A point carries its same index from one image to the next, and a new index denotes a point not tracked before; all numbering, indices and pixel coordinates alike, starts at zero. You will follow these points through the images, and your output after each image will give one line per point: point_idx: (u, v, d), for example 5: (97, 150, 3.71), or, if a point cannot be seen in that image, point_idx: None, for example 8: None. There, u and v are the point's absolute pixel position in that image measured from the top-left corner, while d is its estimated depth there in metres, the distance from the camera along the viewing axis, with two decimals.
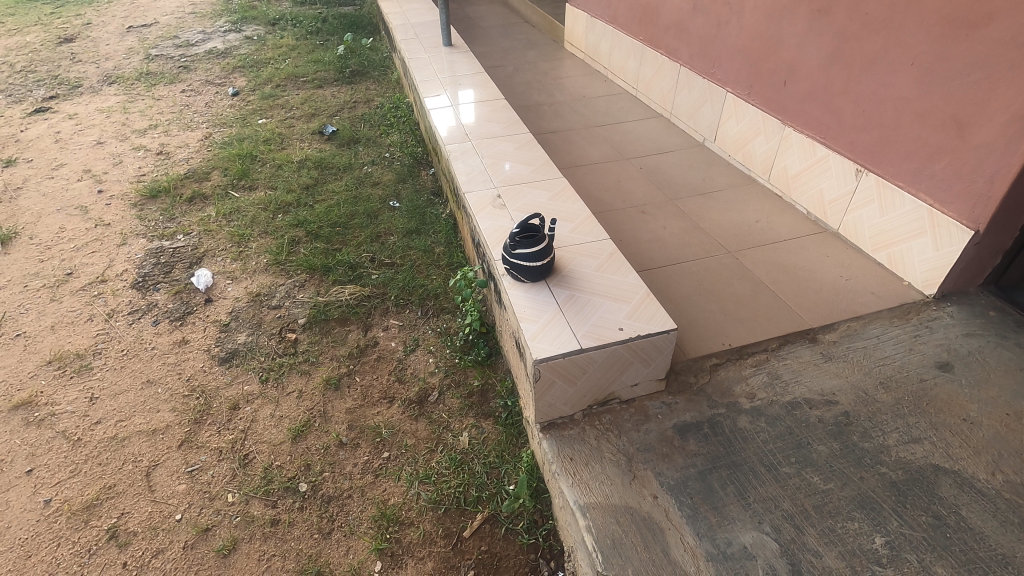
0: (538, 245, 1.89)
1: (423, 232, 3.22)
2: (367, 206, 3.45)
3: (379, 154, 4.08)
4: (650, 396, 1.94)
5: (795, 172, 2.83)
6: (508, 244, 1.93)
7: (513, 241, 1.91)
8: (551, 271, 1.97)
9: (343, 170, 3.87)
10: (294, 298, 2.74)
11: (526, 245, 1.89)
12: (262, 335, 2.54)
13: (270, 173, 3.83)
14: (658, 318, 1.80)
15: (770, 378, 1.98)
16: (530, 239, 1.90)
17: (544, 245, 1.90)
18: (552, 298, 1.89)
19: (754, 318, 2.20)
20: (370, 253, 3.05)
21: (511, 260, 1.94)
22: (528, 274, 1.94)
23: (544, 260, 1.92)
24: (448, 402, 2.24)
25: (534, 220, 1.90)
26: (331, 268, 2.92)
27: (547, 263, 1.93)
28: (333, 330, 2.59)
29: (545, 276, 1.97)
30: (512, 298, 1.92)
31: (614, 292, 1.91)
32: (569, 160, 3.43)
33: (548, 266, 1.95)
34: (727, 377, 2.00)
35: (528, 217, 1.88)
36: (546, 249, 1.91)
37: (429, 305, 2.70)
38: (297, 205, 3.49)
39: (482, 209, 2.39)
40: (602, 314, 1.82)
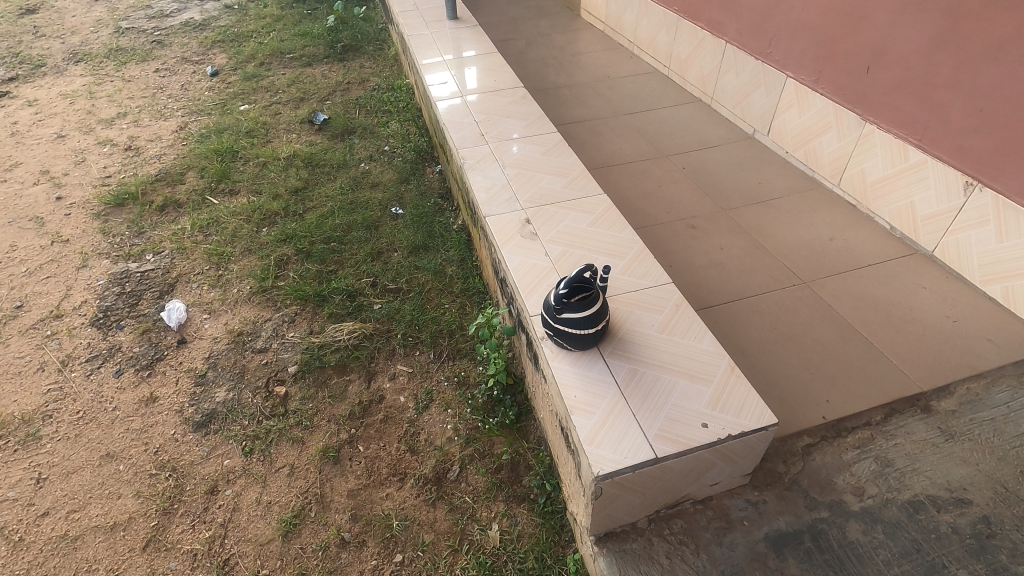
0: (589, 309, 1.45)
1: (432, 248, 2.77)
2: (366, 215, 2.98)
3: (377, 147, 3.58)
4: (730, 492, 1.54)
5: (877, 178, 2.37)
6: (551, 305, 1.49)
7: (559, 303, 1.46)
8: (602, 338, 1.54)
9: (337, 168, 3.39)
10: (282, 339, 2.31)
11: (574, 307, 1.45)
12: (245, 390, 2.12)
13: (254, 174, 3.34)
14: (750, 408, 1.38)
15: (880, 465, 1.58)
16: (582, 300, 1.47)
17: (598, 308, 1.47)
18: (610, 376, 1.46)
19: (848, 377, 1.77)
20: (370, 277, 2.61)
21: (555, 325, 1.50)
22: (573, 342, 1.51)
23: (594, 327, 1.48)
24: (472, 480, 1.85)
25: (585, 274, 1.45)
26: (326, 298, 2.49)
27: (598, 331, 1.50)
28: (329, 381, 2.17)
29: (598, 343, 1.53)
30: (558, 375, 1.48)
31: (688, 367, 1.48)
32: (599, 157, 2.94)
33: (600, 334, 1.51)
34: (825, 464, 1.59)
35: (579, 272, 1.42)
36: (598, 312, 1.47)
37: (442, 346, 2.28)
38: (285, 214, 3.03)
39: (509, 240, 1.94)
40: (677, 401, 1.40)
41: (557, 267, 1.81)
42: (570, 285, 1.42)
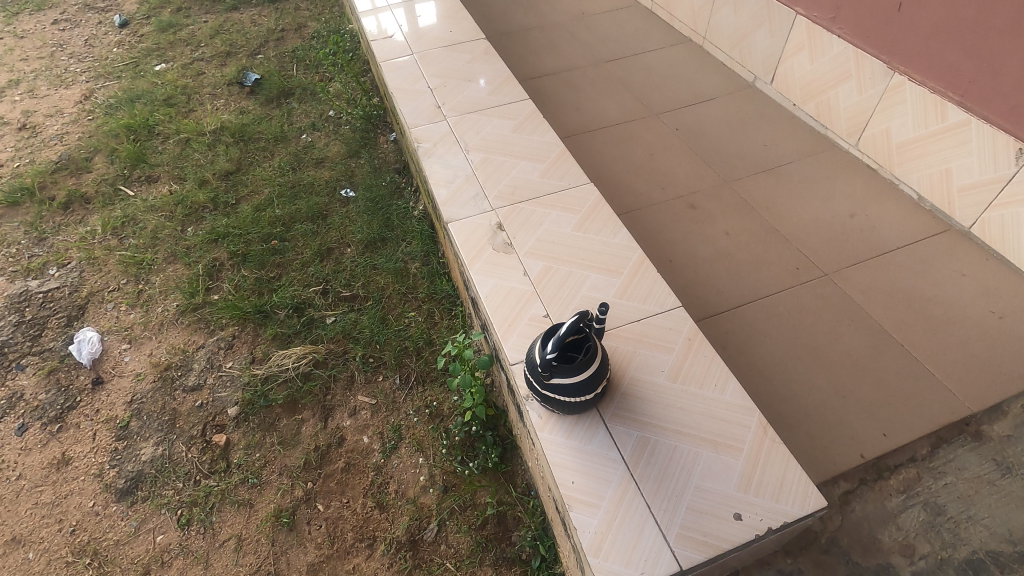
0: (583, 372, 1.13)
1: (390, 242, 2.38)
2: (311, 203, 2.55)
3: (320, 113, 3.07)
4: (758, 561, 1.30)
5: (905, 140, 2.02)
6: (537, 375, 1.16)
7: (544, 374, 1.13)
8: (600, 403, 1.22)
9: (274, 143, 2.90)
10: (218, 371, 1.96)
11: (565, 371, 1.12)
12: (177, 442, 1.79)
13: (175, 155, 2.84)
14: (790, 486, 1.10)
15: (930, 515, 1.34)
16: (571, 362, 1.13)
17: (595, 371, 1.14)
18: (614, 452, 1.16)
19: (885, 400, 1.51)
20: (320, 284, 2.23)
21: (547, 396, 1.18)
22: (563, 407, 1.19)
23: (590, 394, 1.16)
24: (453, 541, 1.58)
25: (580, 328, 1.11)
26: (268, 314, 2.12)
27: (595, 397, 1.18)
28: (278, 422, 1.85)
29: (597, 405, 1.22)
30: (549, 454, 1.17)
31: (711, 430, 1.18)
32: (579, 120, 2.52)
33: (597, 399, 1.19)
34: (868, 516, 1.35)
35: (573, 327, 1.08)
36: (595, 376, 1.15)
37: (409, 368, 1.96)
38: (215, 204, 2.57)
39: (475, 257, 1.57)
40: (700, 483, 1.11)
41: (539, 291, 1.46)
42: (560, 344, 1.09)
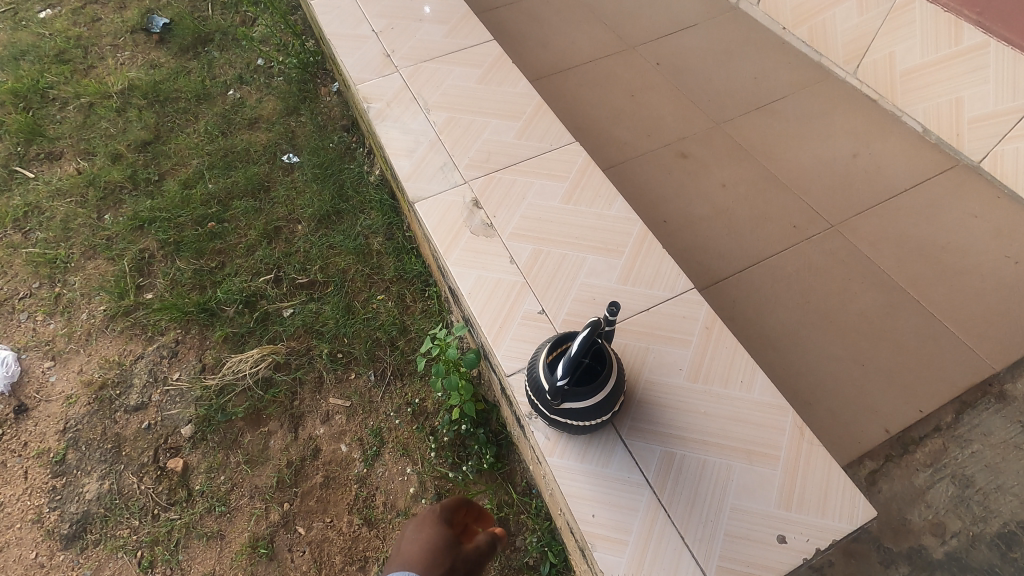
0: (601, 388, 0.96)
1: (346, 214, 2.10)
2: (248, 173, 2.21)
3: (246, 62, 2.65)
4: None
5: (910, 67, 1.82)
6: (545, 397, 0.98)
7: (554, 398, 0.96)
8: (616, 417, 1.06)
9: (196, 102, 2.50)
10: (165, 385, 1.71)
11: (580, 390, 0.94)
12: (126, 473, 1.57)
13: (78, 124, 2.42)
14: (834, 496, 0.99)
15: (959, 488, 1.27)
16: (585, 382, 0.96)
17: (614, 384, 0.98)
18: (637, 474, 1.02)
19: (905, 366, 1.41)
20: (271, 270, 1.96)
21: (557, 419, 1.01)
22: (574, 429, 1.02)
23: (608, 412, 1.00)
24: None
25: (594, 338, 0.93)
26: (214, 312, 1.85)
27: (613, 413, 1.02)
28: (241, 438, 1.64)
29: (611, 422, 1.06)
30: (562, 484, 1.02)
31: (742, 437, 1.04)
32: (548, 59, 2.22)
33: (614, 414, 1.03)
34: (896, 496, 1.26)
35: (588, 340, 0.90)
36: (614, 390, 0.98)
37: (384, 362, 1.76)
38: (134, 183, 2.21)
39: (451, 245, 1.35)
40: (736, 502, 0.98)
41: (531, 281, 1.27)
42: (574, 361, 0.91)
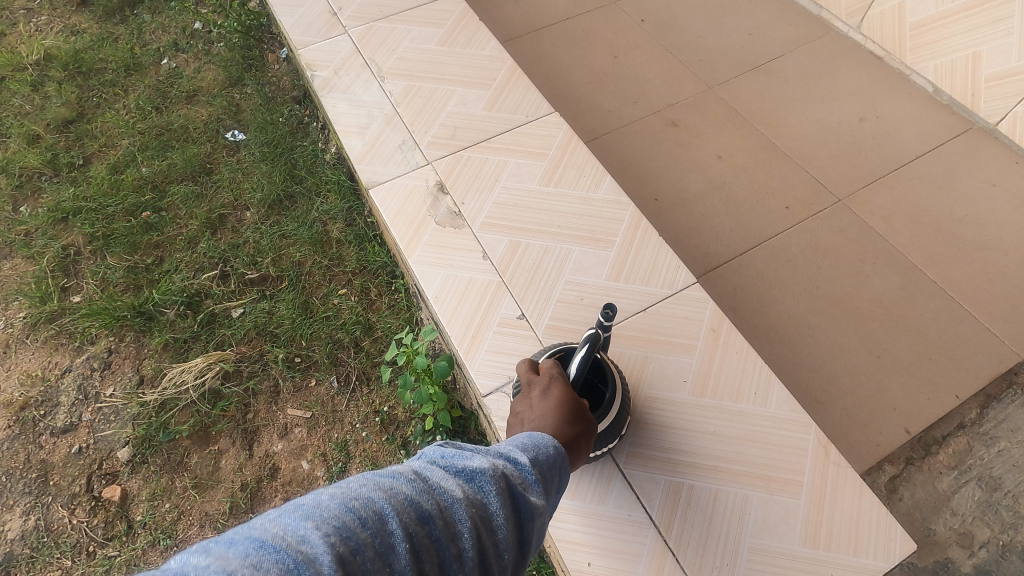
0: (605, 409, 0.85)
1: (300, 198, 1.87)
2: (187, 154, 1.96)
3: (182, 27, 2.36)
4: None
5: (923, 19, 1.67)
6: None
7: None
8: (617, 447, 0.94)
9: (126, 73, 2.21)
10: (97, 402, 1.51)
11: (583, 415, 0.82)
12: (54, 506, 1.38)
13: None
14: (867, 529, 0.85)
15: (986, 492, 1.15)
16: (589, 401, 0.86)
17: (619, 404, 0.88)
18: (639, 511, 0.86)
19: (924, 357, 1.28)
20: (216, 265, 1.74)
21: None
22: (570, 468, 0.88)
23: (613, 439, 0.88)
24: None
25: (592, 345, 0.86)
26: (152, 315, 1.63)
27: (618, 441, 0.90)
28: (188, 459, 1.45)
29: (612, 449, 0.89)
30: (551, 526, 0.86)
31: (759, 461, 0.90)
32: (519, 17, 1.98)
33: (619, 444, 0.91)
34: (920, 503, 1.14)
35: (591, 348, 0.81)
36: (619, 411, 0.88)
37: (348, 367, 1.57)
38: (55, 168, 1.94)
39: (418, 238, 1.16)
40: (755, 540, 0.84)
41: (508, 280, 1.09)
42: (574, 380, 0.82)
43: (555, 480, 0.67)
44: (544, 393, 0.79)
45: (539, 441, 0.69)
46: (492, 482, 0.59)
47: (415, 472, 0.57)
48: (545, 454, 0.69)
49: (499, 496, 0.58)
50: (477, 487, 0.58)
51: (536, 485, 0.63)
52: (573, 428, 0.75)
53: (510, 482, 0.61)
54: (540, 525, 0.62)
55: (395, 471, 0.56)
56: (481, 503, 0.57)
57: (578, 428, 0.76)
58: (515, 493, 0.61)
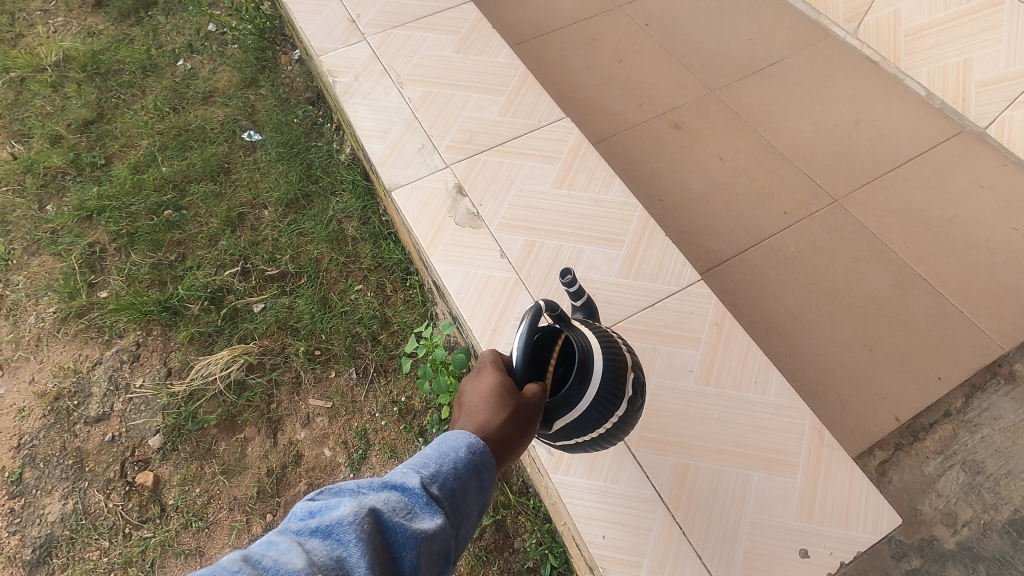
0: (584, 379, 0.81)
1: (316, 197, 1.94)
2: (206, 154, 2.02)
3: (196, 28, 2.41)
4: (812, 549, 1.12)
5: (916, 26, 1.74)
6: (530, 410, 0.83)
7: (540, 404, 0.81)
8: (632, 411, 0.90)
9: (143, 74, 2.26)
10: (128, 393, 1.58)
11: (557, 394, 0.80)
12: (91, 490, 1.46)
13: (9, 102, 2.18)
14: (859, 506, 0.92)
15: (969, 475, 1.23)
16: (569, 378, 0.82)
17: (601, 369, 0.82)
18: (649, 490, 0.94)
19: (914, 350, 1.35)
20: (237, 262, 1.81)
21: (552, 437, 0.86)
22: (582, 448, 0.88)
23: (610, 408, 0.84)
24: None
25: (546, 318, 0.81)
26: (177, 310, 1.71)
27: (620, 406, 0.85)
28: (216, 447, 1.53)
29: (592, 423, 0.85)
30: (568, 503, 0.94)
31: (759, 445, 0.97)
32: (527, 21, 2.04)
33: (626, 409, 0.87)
34: (907, 486, 1.22)
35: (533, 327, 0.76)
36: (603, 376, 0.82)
37: (366, 359, 1.65)
38: (78, 167, 2.00)
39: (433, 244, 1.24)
40: (756, 517, 0.92)
41: (524, 278, 1.17)
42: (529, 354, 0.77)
43: (462, 494, 0.61)
44: (475, 386, 0.76)
45: (445, 451, 0.63)
46: (352, 529, 0.49)
47: (246, 558, 0.45)
48: (452, 464, 0.63)
49: (362, 543, 0.49)
50: (333, 541, 0.48)
51: (422, 512, 0.56)
52: (501, 416, 0.71)
53: (380, 519, 0.52)
54: (429, 558, 0.54)
55: (217, 565, 0.44)
56: (340, 557, 0.48)
57: (506, 419, 0.71)
58: (386, 527, 0.52)
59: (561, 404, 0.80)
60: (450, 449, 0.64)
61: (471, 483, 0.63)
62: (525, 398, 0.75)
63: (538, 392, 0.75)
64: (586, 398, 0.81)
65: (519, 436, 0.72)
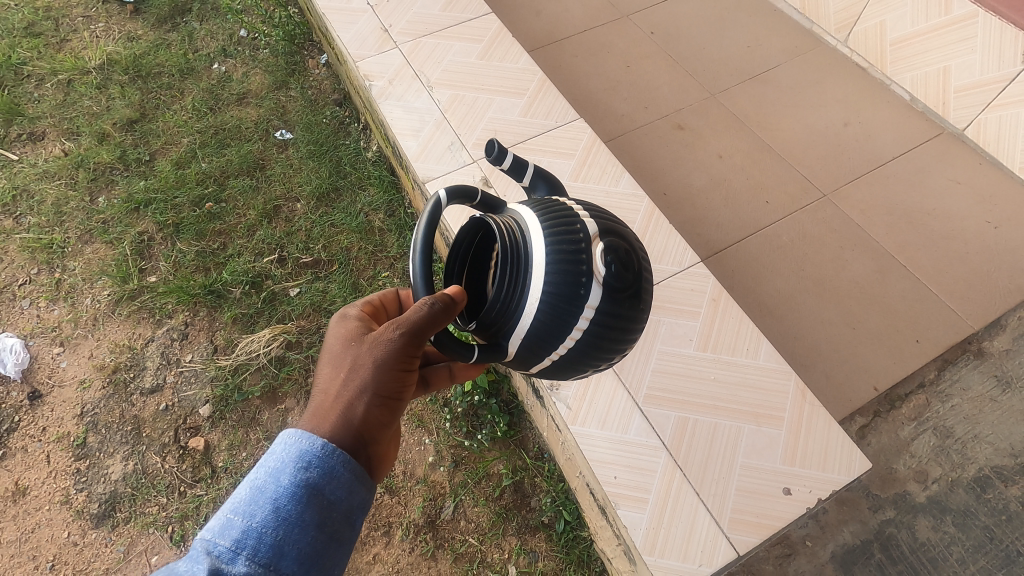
0: (521, 274, 0.84)
1: (346, 191, 2.10)
2: (242, 151, 2.18)
3: (229, 33, 2.57)
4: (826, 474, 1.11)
5: (901, 36, 1.88)
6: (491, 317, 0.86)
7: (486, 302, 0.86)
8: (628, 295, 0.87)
9: (181, 77, 2.42)
10: (178, 367, 1.74)
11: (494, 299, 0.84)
12: (149, 453, 1.62)
13: (58, 102, 2.34)
14: (834, 452, 1.08)
15: (940, 438, 1.38)
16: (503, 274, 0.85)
17: (541, 258, 0.83)
18: (655, 438, 1.10)
19: (893, 330, 1.50)
20: (274, 250, 1.97)
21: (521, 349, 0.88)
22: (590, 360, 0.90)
23: (576, 298, 0.84)
24: (473, 516, 1.52)
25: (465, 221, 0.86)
26: (221, 293, 1.86)
27: (591, 290, 0.84)
28: (259, 416, 1.68)
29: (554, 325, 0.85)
30: (584, 449, 1.09)
31: (750, 401, 1.13)
32: (541, 28, 2.20)
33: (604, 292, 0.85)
34: (883, 448, 1.37)
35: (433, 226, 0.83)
36: (544, 265, 0.83)
37: None
38: (125, 163, 2.17)
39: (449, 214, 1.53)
40: (746, 461, 1.08)
41: None
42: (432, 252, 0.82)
43: (282, 535, 0.64)
44: (329, 347, 0.86)
45: (255, 500, 0.65)
46: None
47: None
48: (264, 510, 0.65)
49: None
50: None
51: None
52: (337, 376, 0.80)
53: None
54: None
55: None
56: None
57: (341, 378, 0.80)
58: None
59: (505, 307, 0.84)
60: (264, 489, 0.67)
61: (307, 514, 0.66)
62: (366, 354, 0.81)
63: (384, 337, 0.81)
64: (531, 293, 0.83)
65: (368, 401, 0.79)
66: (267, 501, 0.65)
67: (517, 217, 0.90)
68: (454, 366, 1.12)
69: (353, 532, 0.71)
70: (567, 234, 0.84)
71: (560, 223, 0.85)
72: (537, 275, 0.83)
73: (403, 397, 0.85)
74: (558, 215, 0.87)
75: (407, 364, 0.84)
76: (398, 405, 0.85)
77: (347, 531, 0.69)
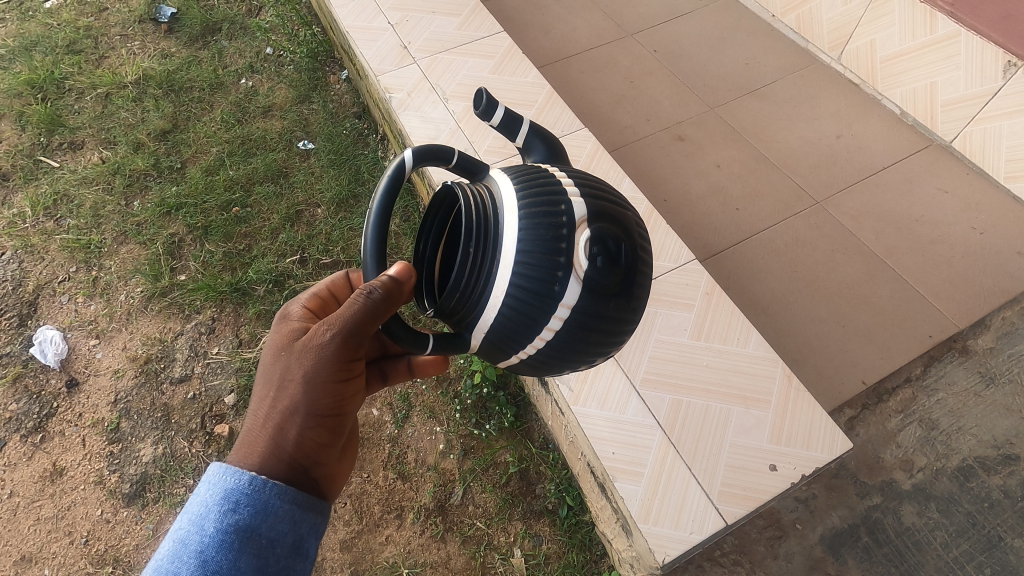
0: (494, 259, 0.88)
1: (364, 198, 2.22)
2: (267, 160, 2.31)
3: (255, 50, 2.72)
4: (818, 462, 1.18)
5: (890, 53, 1.98)
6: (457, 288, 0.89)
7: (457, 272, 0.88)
8: (612, 283, 0.90)
9: (211, 91, 2.58)
10: (205, 359, 1.85)
11: (456, 286, 0.88)
12: (177, 437, 1.72)
13: (96, 114, 2.49)
14: (815, 435, 1.19)
15: (925, 430, 1.45)
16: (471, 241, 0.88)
17: (516, 245, 0.87)
18: (650, 418, 1.20)
19: (881, 328, 1.58)
20: (296, 252, 2.09)
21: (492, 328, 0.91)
22: (564, 357, 0.94)
23: (551, 294, 0.87)
24: (480, 501, 1.60)
25: (438, 187, 0.91)
26: (247, 291, 1.98)
27: (568, 285, 0.87)
28: None
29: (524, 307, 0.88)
30: (584, 427, 1.19)
31: (738, 386, 1.24)
32: (551, 46, 2.33)
33: (584, 287, 0.89)
34: (871, 438, 1.44)
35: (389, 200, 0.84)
36: (519, 253, 0.86)
37: None
38: (158, 170, 2.31)
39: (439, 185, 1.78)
40: (733, 439, 1.18)
41: None
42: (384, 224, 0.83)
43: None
44: (266, 355, 0.94)
45: (180, 556, 0.72)
46: None
47: None
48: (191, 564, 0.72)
49: None
50: None
51: None
52: (270, 395, 0.89)
53: None
54: None
55: None
56: None
57: (272, 398, 0.89)
58: None
59: (474, 295, 0.89)
60: (193, 540, 0.74)
61: (244, 557, 0.75)
62: (295, 370, 0.89)
63: (319, 342, 0.88)
64: (502, 282, 0.87)
65: (298, 420, 0.89)
66: (194, 554, 0.73)
67: (499, 190, 0.92)
68: (414, 361, 1.17)
69: (303, 558, 0.81)
70: (550, 220, 0.87)
71: (545, 208, 0.88)
72: (510, 264, 0.87)
73: (340, 403, 0.94)
74: (546, 198, 0.89)
75: (338, 373, 0.91)
76: (336, 412, 0.94)
77: (294, 561, 0.79)
